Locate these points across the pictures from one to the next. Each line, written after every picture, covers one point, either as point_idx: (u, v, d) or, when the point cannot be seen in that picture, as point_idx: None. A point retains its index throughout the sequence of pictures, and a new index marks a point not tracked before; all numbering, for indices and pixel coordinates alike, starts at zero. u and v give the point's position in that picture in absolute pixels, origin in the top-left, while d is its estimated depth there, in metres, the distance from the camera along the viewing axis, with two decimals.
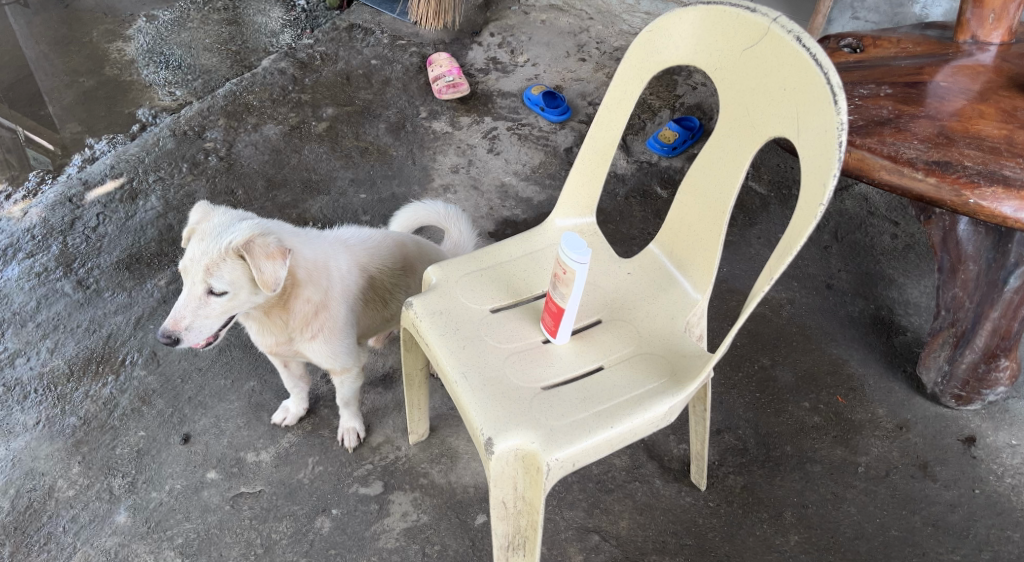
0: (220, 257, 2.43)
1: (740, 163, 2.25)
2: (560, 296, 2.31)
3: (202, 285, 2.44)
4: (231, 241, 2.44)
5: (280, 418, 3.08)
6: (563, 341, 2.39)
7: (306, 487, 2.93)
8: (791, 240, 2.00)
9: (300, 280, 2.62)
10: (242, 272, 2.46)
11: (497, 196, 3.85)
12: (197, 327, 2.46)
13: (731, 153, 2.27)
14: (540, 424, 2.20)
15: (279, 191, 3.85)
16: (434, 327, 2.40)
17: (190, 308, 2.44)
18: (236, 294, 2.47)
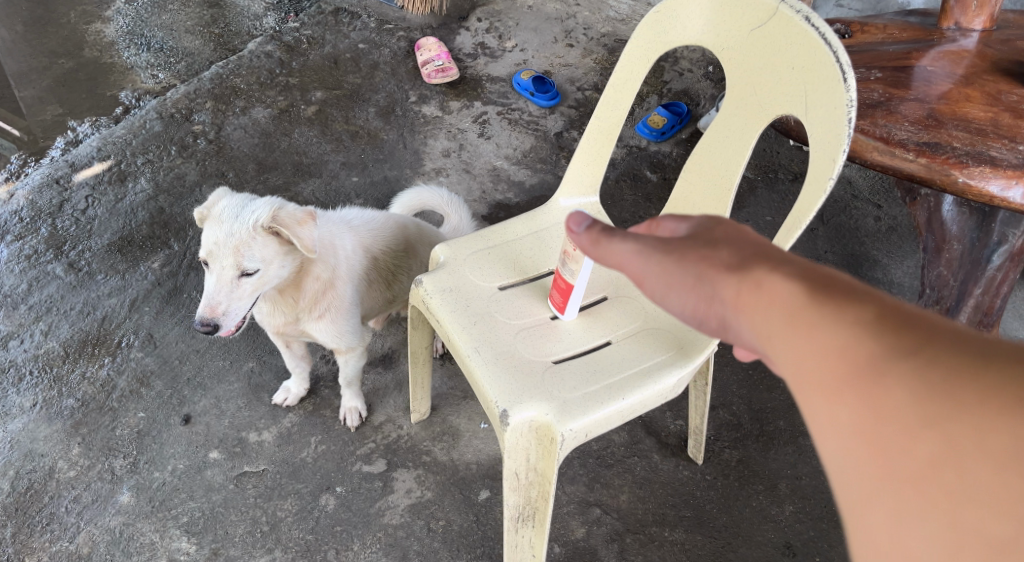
0: (250, 236, 2.48)
1: (747, 142, 2.32)
2: (570, 272, 2.37)
3: (234, 268, 2.48)
4: (256, 219, 2.50)
5: (281, 398, 3.09)
6: (571, 318, 2.46)
7: (309, 465, 2.95)
8: (800, 216, 2.08)
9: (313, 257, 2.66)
10: (271, 247, 2.52)
11: (489, 179, 3.89)
12: (234, 313, 2.50)
13: (737, 133, 2.34)
14: (553, 396, 2.23)
15: (270, 174, 3.85)
16: (444, 305, 2.42)
17: (223, 293, 2.48)
18: (267, 269, 2.53)
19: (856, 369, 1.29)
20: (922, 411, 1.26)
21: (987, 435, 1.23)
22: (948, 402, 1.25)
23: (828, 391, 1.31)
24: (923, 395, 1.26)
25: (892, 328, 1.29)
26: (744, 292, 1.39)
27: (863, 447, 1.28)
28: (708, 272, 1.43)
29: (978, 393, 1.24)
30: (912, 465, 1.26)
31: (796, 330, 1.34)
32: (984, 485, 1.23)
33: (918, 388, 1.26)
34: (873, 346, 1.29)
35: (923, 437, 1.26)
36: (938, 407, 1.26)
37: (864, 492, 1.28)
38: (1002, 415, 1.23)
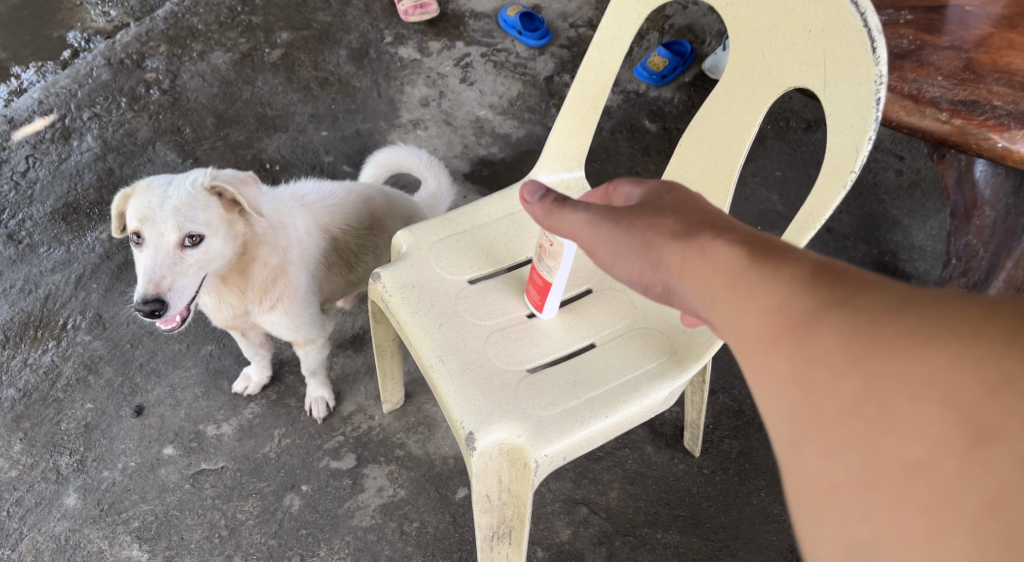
0: (190, 199, 2.20)
1: (754, 117, 1.96)
2: (547, 269, 2.08)
3: (175, 237, 2.18)
4: (194, 182, 2.23)
5: (241, 387, 2.83)
6: (550, 316, 2.17)
7: (272, 462, 2.72)
8: (815, 213, 1.74)
9: (259, 238, 2.37)
10: (215, 212, 2.24)
11: (472, 132, 3.55)
12: (178, 286, 2.19)
13: (741, 106, 1.98)
14: (527, 415, 1.96)
15: (231, 129, 3.51)
16: (406, 305, 2.13)
17: (166, 267, 2.17)
18: (212, 239, 2.24)
19: (786, 316, 1.22)
20: (851, 352, 1.17)
21: (917, 372, 1.14)
22: (876, 343, 1.16)
23: (759, 340, 1.23)
24: (853, 339, 1.17)
25: (825, 280, 1.23)
26: (685, 255, 1.39)
27: (794, 392, 1.19)
28: (653, 238, 1.46)
29: (905, 333, 1.16)
30: (841, 406, 1.16)
31: (730, 284, 1.29)
32: (912, 423, 1.13)
33: (848, 330, 1.18)
34: (803, 296, 1.22)
35: (851, 378, 1.16)
36: (864, 350, 1.17)
37: (797, 438, 1.18)
38: (932, 354, 1.14)
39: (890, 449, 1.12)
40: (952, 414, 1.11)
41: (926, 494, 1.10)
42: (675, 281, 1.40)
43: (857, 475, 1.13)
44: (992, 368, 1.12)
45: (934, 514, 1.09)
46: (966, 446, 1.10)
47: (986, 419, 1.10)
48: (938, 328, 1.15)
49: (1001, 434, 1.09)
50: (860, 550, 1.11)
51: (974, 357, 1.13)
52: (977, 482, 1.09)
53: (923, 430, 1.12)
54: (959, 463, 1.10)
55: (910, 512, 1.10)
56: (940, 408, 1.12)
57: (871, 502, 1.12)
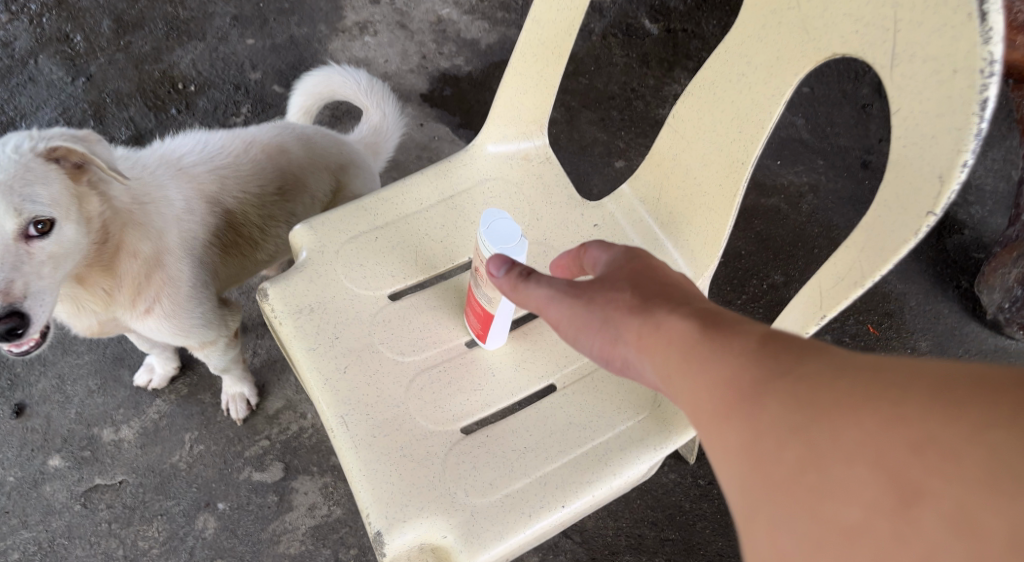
0: (25, 170, 1.57)
1: (780, 90, 1.41)
2: (488, 297, 1.51)
3: (14, 226, 1.55)
4: (26, 148, 1.60)
5: (144, 380, 2.35)
6: (496, 348, 1.61)
7: (182, 474, 2.27)
8: (869, 262, 1.28)
9: (122, 221, 1.74)
10: (63, 186, 1.62)
11: (432, 38, 2.87)
12: (36, 292, 1.59)
13: (760, 71, 1.43)
14: (456, 506, 1.44)
15: (133, 37, 2.83)
16: (301, 338, 1.58)
17: (11, 270, 1.55)
18: (66, 222, 1.63)
19: (731, 392, 1.04)
20: (792, 420, 0.99)
21: (853, 434, 0.96)
22: (815, 406, 0.99)
23: (707, 414, 1.05)
24: (794, 406, 1.00)
25: (774, 349, 1.05)
26: (641, 328, 1.16)
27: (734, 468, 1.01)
28: (608, 311, 1.21)
29: (841, 392, 0.98)
30: (780, 477, 0.98)
31: (685, 359, 1.09)
32: (846, 490, 0.94)
33: (790, 397, 1.00)
34: (750, 367, 1.04)
35: (791, 445, 0.98)
36: (805, 420, 0.98)
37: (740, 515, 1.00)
38: (868, 414, 0.96)
39: (824, 522, 0.94)
40: (888, 477, 0.93)
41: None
42: (633, 356, 1.16)
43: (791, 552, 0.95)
44: (927, 422, 0.94)
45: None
46: (897, 509, 0.92)
47: (920, 478, 0.93)
48: (874, 383, 0.98)
49: (936, 493, 0.92)
50: None
51: (909, 412, 0.95)
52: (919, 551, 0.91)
53: (858, 497, 0.94)
54: (897, 529, 0.92)
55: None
56: (877, 472, 0.94)
57: None
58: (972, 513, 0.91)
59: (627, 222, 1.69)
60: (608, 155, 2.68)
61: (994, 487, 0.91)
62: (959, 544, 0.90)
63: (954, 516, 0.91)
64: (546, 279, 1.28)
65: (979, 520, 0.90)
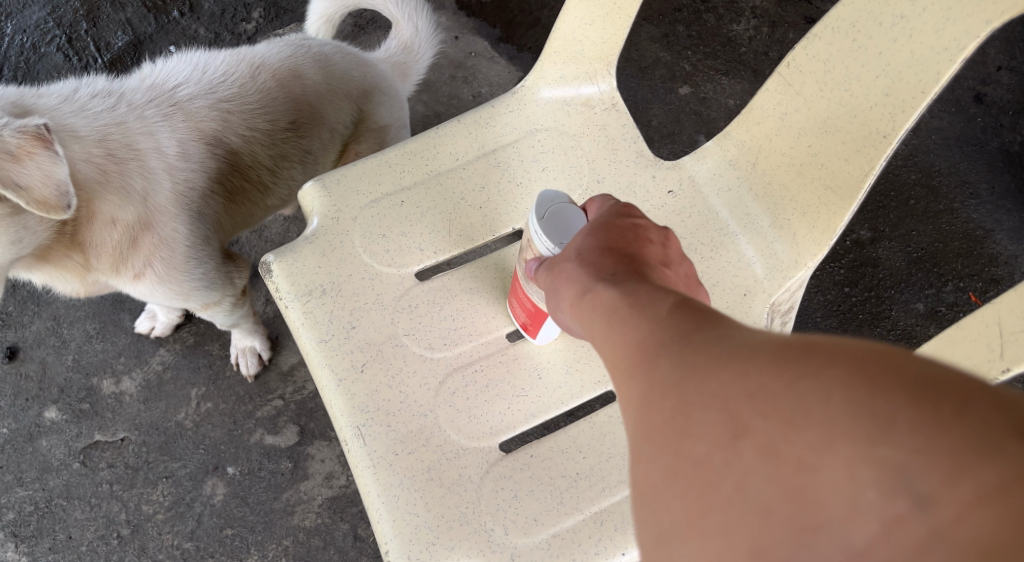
0: None
1: (957, 43, 1.13)
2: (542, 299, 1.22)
3: None
4: None
5: (147, 327, 2.10)
6: (545, 342, 1.33)
7: (188, 434, 2.06)
8: None
9: (93, 189, 1.44)
10: None
11: None
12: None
13: (931, 13, 1.14)
14: (495, 547, 1.21)
15: None
16: (310, 327, 1.30)
17: None
18: None
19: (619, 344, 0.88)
20: (671, 373, 0.82)
21: (708, 374, 0.80)
22: (699, 358, 0.81)
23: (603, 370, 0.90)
24: (662, 342, 0.85)
25: (672, 297, 0.89)
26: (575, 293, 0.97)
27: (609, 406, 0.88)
28: (559, 269, 1.02)
29: (701, 333, 0.83)
30: (649, 431, 0.81)
31: (602, 316, 0.91)
32: (683, 423, 0.79)
33: (674, 350, 0.83)
34: (647, 319, 0.88)
35: (648, 381, 0.83)
36: (683, 373, 0.81)
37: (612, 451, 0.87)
38: (722, 348, 0.81)
39: (659, 458, 0.80)
40: (723, 407, 0.78)
41: (681, 500, 0.78)
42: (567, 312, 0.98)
43: (632, 485, 0.82)
44: (774, 359, 0.78)
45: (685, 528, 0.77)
46: (723, 440, 0.77)
47: (753, 411, 0.76)
48: (737, 329, 0.82)
49: (766, 428, 0.75)
50: None
51: (757, 350, 0.79)
52: (737, 485, 0.75)
53: (689, 428, 0.79)
54: (722, 464, 0.76)
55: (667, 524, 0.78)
56: (714, 404, 0.78)
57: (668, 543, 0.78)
58: (795, 451, 0.73)
59: (711, 190, 1.39)
60: (671, 79, 2.31)
61: (828, 429, 0.73)
62: (777, 483, 0.74)
63: (778, 454, 0.74)
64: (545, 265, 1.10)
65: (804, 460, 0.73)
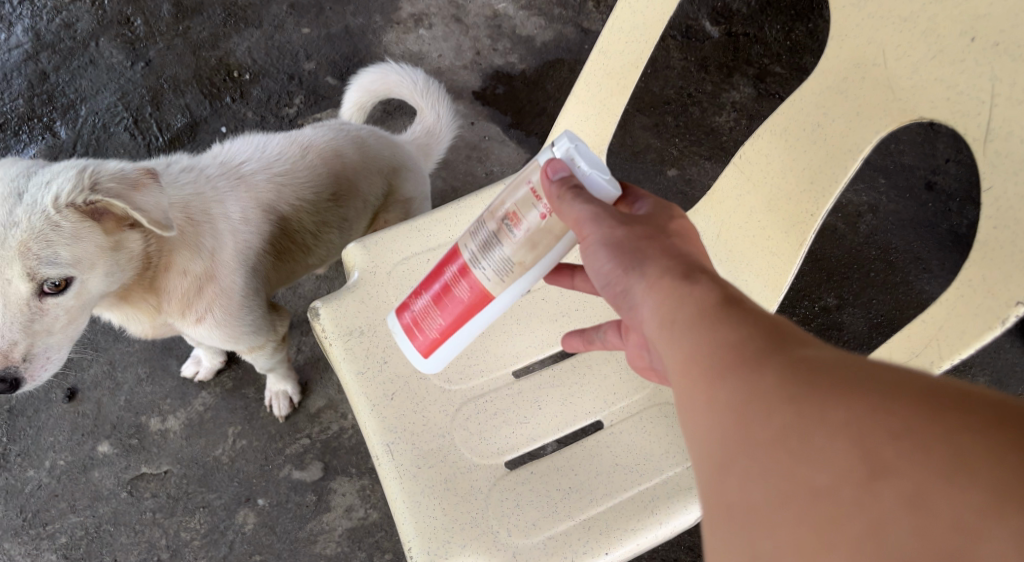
0: (52, 222, 1.53)
1: (858, 146, 1.44)
2: (489, 278, 1.32)
3: (26, 285, 1.53)
4: (59, 195, 1.55)
5: (191, 371, 2.37)
6: (443, 351, 1.42)
7: (224, 468, 2.30)
8: (948, 345, 1.30)
9: (173, 244, 1.73)
10: (95, 237, 1.59)
11: (488, 32, 2.81)
12: (43, 347, 1.60)
13: (838, 122, 1.45)
14: (498, 546, 1.45)
15: (192, 22, 2.78)
16: (350, 361, 1.57)
17: (18, 330, 1.56)
18: (88, 276, 1.60)
19: (722, 350, 1.05)
20: (800, 401, 0.98)
21: (843, 410, 0.96)
22: (829, 391, 0.98)
23: (701, 373, 1.05)
24: (784, 370, 1.01)
25: (781, 331, 1.06)
26: (667, 273, 1.13)
27: (722, 419, 1.02)
28: (646, 246, 1.17)
29: (827, 368, 1.00)
30: (768, 443, 0.98)
31: (699, 325, 1.07)
32: (813, 449, 0.96)
33: (797, 378, 1.00)
34: (762, 345, 1.04)
35: (778, 411, 0.99)
36: (810, 402, 0.98)
37: (717, 458, 1.01)
38: (855, 389, 0.97)
39: (784, 472, 0.97)
40: (863, 449, 0.95)
41: (811, 518, 0.94)
42: (639, 293, 1.14)
43: (751, 491, 0.98)
44: (911, 411, 0.95)
45: (812, 538, 0.94)
46: (862, 478, 0.94)
47: (891, 453, 0.94)
48: (859, 370, 0.99)
49: (904, 471, 0.93)
50: None
51: (898, 399, 0.96)
52: (872, 520, 0.93)
53: (823, 456, 0.95)
54: (856, 498, 0.93)
55: (790, 534, 0.95)
56: (854, 444, 0.95)
57: (793, 544, 0.94)
58: (932, 499, 0.92)
59: None
60: (660, 163, 2.62)
61: (964, 485, 0.92)
62: (910, 522, 0.92)
63: (913, 496, 0.92)
64: (584, 196, 1.19)
65: (932, 505, 0.92)
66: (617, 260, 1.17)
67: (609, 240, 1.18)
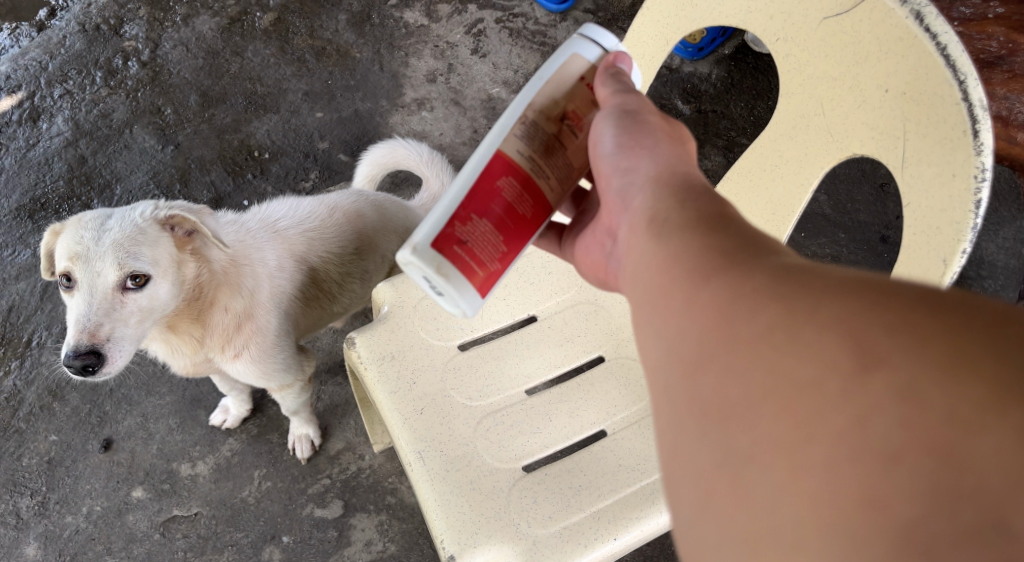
0: (140, 229, 1.83)
1: (806, 181, 1.76)
2: (552, 190, 1.35)
3: (115, 273, 1.78)
4: (145, 212, 1.86)
5: (219, 420, 2.56)
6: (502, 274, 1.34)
7: (251, 508, 2.47)
8: None
9: (217, 281, 1.96)
10: (169, 248, 1.86)
11: (483, 113, 3.13)
12: (118, 337, 1.79)
13: (792, 163, 1.78)
14: (519, 536, 1.65)
15: (217, 109, 3.09)
16: (383, 383, 1.79)
17: (103, 313, 1.77)
18: (161, 280, 1.84)
19: (708, 258, 1.11)
20: (787, 301, 1.02)
21: (830, 307, 1.00)
22: (814, 292, 1.02)
23: (682, 279, 1.11)
24: (769, 273, 1.06)
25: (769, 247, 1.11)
26: (663, 172, 1.26)
27: (706, 320, 1.07)
28: (652, 135, 1.31)
29: (818, 273, 1.04)
30: (750, 338, 1.02)
31: (686, 238, 1.14)
32: (798, 344, 0.99)
33: (782, 279, 1.04)
34: (746, 255, 1.09)
35: (763, 308, 1.03)
36: (797, 301, 1.02)
37: (698, 357, 1.06)
38: (846, 289, 1.01)
39: (767, 367, 1.00)
40: (849, 341, 0.97)
41: (793, 408, 0.98)
42: (641, 178, 1.27)
43: (730, 385, 1.02)
44: (904, 308, 0.97)
45: (791, 427, 0.97)
46: (851, 371, 0.96)
47: (883, 345, 0.96)
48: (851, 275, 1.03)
49: (894, 365, 0.95)
50: (735, 458, 1.00)
51: (888, 296, 0.99)
52: (858, 408, 0.95)
53: (809, 350, 0.98)
54: (842, 389, 0.96)
55: (768, 427, 0.98)
56: (841, 336, 0.98)
57: (771, 433, 0.98)
58: (920, 392, 0.94)
59: None
60: None
61: (956, 380, 0.93)
62: (895, 413, 0.94)
63: (901, 388, 0.94)
64: (620, 78, 1.35)
65: (922, 397, 0.94)
66: (627, 136, 1.30)
67: (625, 111, 1.31)
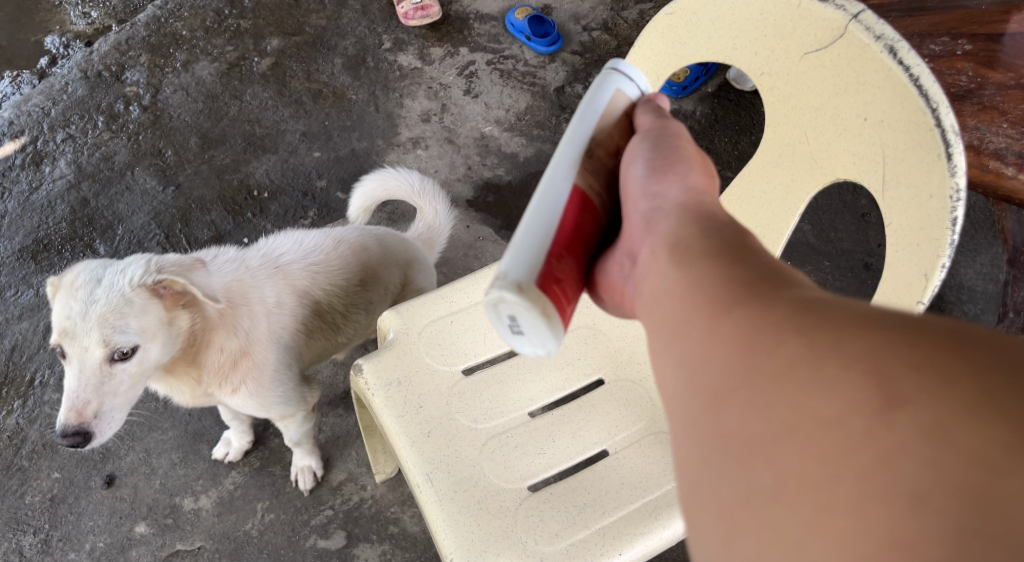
0: (127, 297, 1.86)
1: (795, 205, 1.86)
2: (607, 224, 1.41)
3: (101, 349, 1.84)
4: (132, 276, 1.88)
5: (221, 453, 2.59)
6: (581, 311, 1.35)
7: (254, 541, 2.49)
8: None
9: (211, 324, 2.01)
10: (157, 311, 1.91)
11: (476, 151, 3.22)
12: (106, 410, 1.88)
13: (779, 189, 1.87)
14: (527, 553, 1.69)
15: (216, 150, 3.16)
16: (390, 408, 1.84)
17: (90, 390, 1.85)
18: (149, 347, 1.91)
19: (732, 290, 1.17)
20: (813, 339, 1.09)
21: (855, 344, 1.07)
22: (838, 329, 1.08)
23: (707, 310, 1.17)
24: (793, 308, 1.12)
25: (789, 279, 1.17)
26: (692, 196, 1.32)
27: (731, 351, 1.12)
28: (684, 158, 1.37)
29: (842, 310, 1.11)
30: (777, 373, 1.09)
31: (712, 270, 1.20)
32: (826, 381, 1.06)
33: (804, 314, 1.11)
34: (770, 290, 1.15)
35: (788, 343, 1.09)
36: (821, 338, 1.08)
37: (723, 387, 1.11)
38: (871, 328, 1.08)
39: (794, 402, 1.07)
40: (874, 380, 1.04)
41: (821, 442, 1.04)
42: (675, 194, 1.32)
43: (758, 418, 1.08)
44: (925, 348, 1.05)
45: (819, 461, 1.04)
46: (875, 409, 1.03)
47: (906, 385, 1.03)
48: (869, 311, 1.10)
49: (917, 404, 1.02)
50: (763, 493, 1.06)
51: (910, 336, 1.06)
52: (884, 446, 1.02)
53: (834, 387, 1.05)
54: (867, 425, 1.03)
55: (797, 463, 1.05)
56: (866, 375, 1.05)
57: (799, 467, 1.04)
58: (942, 431, 1.01)
59: None
60: None
61: (973, 420, 1.01)
62: (917, 451, 1.01)
63: (923, 427, 1.02)
64: (657, 111, 1.46)
65: (946, 435, 1.01)
66: (661, 156, 1.36)
67: (660, 134, 1.39)
